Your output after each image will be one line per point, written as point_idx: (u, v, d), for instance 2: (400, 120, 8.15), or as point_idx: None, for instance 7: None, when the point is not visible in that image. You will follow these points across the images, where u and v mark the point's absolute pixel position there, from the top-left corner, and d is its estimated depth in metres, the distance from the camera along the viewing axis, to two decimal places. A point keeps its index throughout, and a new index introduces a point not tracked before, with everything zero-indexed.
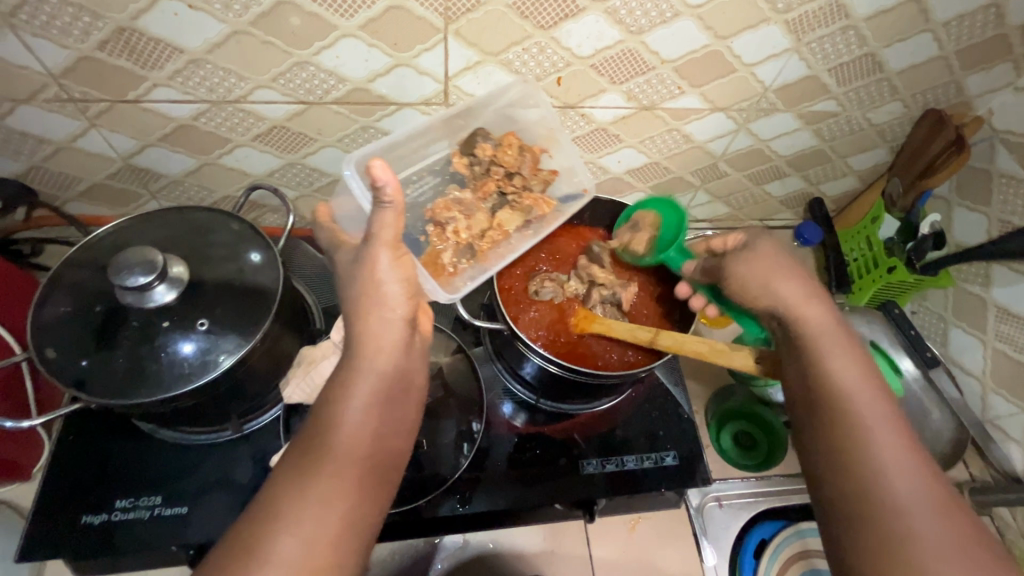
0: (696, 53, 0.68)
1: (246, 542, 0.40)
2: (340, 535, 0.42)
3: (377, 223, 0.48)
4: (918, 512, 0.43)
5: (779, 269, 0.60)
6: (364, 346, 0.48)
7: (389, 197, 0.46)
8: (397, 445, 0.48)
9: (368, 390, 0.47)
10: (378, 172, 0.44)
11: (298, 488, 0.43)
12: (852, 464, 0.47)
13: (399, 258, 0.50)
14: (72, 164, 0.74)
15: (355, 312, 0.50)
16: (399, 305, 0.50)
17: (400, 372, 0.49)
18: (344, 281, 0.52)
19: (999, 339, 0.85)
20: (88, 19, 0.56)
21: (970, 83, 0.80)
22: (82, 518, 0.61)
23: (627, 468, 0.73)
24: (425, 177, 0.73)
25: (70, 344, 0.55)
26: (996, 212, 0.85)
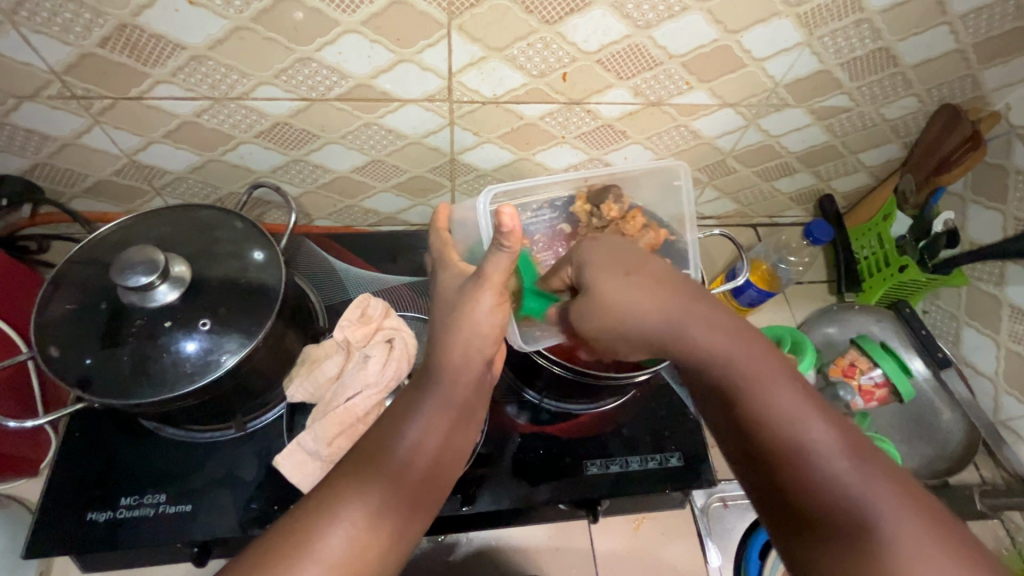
0: (705, 48, 0.67)
1: (297, 539, 0.41)
2: (388, 548, 0.43)
3: (491, 264, 0.47)
4: (881, 514, 0.36)
5: (611, 266, 0.51)
6: (442, 374, 0.49)
7: (508, 243, 0.45)
8: (452, 472, 0.49)
9: (439, 415, 0.48)
10: (506, 219, 0.43)
11: (356, 494, 0.43)
12: (784, 478, 0.39)
13: (501, 305, 0.49)
14: (77, 160, 0.74)
15: (439, 337, 0.50)
16: (484, 344, 0.50)
17: (467, 404, 0.50)
18: (441, 308, 0.51)
19: (1013, 339, 0.84)
20: (89, 16, 0.56)
21: (988, 77, 0.78)
22: (87, 515, 0.61)
23: (631, 469, 0.72)
24: (544, 211, 0.72)
25: (74, 342, 0.56)
26: (1012, 210, 0.83)
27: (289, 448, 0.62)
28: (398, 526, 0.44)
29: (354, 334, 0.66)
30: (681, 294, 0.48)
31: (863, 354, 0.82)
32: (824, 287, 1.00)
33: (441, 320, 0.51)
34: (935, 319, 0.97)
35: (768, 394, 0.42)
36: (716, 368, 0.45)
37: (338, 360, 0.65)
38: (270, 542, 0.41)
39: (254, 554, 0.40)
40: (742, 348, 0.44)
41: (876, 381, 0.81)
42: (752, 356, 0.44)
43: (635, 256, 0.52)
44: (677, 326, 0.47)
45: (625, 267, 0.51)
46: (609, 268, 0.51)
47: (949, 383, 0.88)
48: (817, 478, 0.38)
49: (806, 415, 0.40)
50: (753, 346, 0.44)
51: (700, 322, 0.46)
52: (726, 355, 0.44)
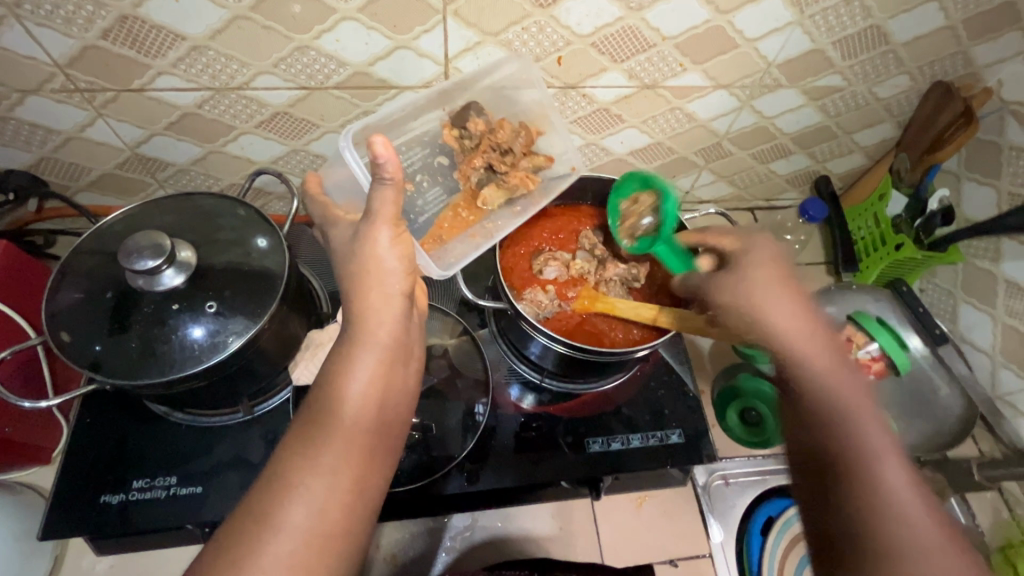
0: (697, 29, 0.68)
1: (259, 512, 0.41)
2: (351, 502, 0.44)
3: (378, 200, 0.47)
4: (909, 507, 0.45)
5: (771, 276, 0.58)
6: (363, 322, 0.48)
7: (389, 174, 0.45)
8: (401, 415, 0.49)
9: (370, 360, 0.47)
10: (378, 148, 0.44)
11: (307, 458, 0.43)
12: (853, 497, 0.47)
13: (400, 237, 0.50)
14: (81, 154, 0.75)
15: (354, 292, 0.49)
16: (397, 282, 0.49)
17: (402, 346, 0.50)
18: (341, 261, 0.51)
19: (1009, 314, 0.84)
20: (91, 8, 0.57)
21: (979, 53, 0.78)
22: (100, 498, 0.63)
23: (632, 447, 0.73)
24: (414, 147, 0.68)
25: (84, 328, 0.57)
26: (1005, 184, 0.84)
27: None
28: (356, 480, 0.44)
29: None
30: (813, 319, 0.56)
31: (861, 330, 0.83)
32: (821, 269, 1.01)
33: (348, 272, 0.50)
34: (933, 297, 0.98)
35: (855, 421, 0.50)
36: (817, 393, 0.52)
37: None
38: (225, 531, 0.41)
39: (214, 545, 0.41)
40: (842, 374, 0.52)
41: (873, 355, 0.81)
42: (847, 387, 0.52)
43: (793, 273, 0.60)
44: (785, 334, 0.55)
45: (786, 286, 0.58)
46: (791, 297, 0.57)
47: (948, 360, 0.90)
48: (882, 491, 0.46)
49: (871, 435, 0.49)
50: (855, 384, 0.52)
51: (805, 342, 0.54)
52: (833, 382, 0.52)
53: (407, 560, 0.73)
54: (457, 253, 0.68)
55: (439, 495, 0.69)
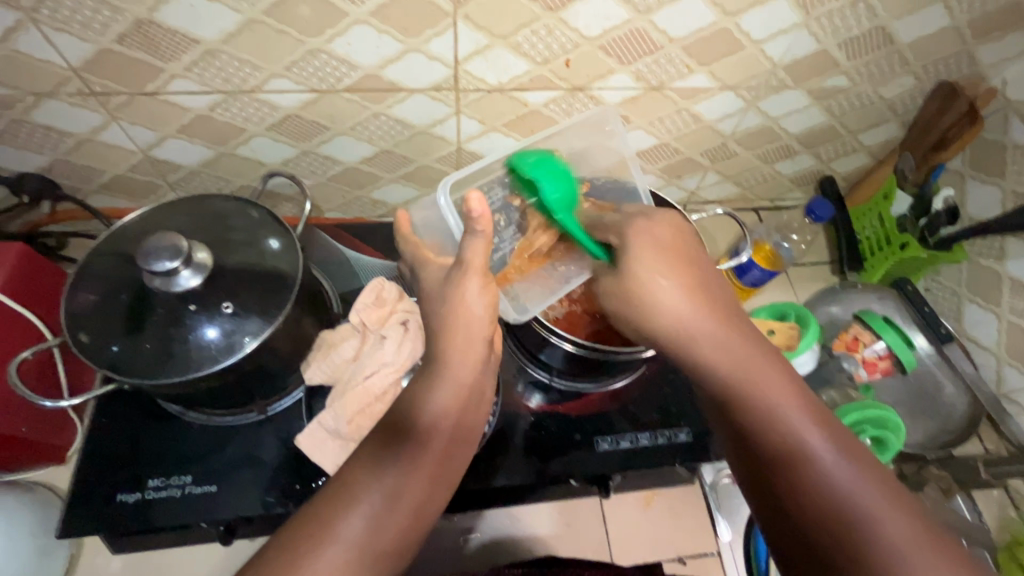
0: (704, 31, 0.69)
1: (322, 524, 0.41)
2: (406, 530, 0.44)
3: (469, 250, 0.49)
4: (848, 487, 0.42)
5: (651, 253, 0.54)
6: (448, 357, 0.49)
7: (480, 227, 0.48)
8: (463, 449, 0.50)
9: (447, 395, 0.48)
10: (474, 204, 0.46)
11: (375, 479, 0.44)
12: (788, 486, 0.44)
13: (489, 287, 0.50)
14: (94, 157, 0.76)
15: (438, 331, 0.50)
16: (481, 329, 0.50)
17: (476, 385, 0.51)
18: (429, 301, 0.52)
19: (1014, 313, 0.85)
20: (107, 12, 0.58)
21: (983, 54, 0.79)
22: (117, 496, 0.63)
23: (641, 445, 0.74)
24: (496, 187, 0.66)
25: (101, 329, 0.58)
26: (1010, 184, 0.84)
27: (308, 428, 0.64)
28: (416, 508, 0.45)
29: (369, 316, 0.67)
30: (697, 286, 0.53)
31: (867, 329, 0.84)
32: (826, 268, 1.02)
33: (435, 312, 0.51)
34: (937, 296, 0.98)
35: (772, 406, 0.46)
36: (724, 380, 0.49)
37: (354, 342, 0.67)
38: (288, 531, 0.42)
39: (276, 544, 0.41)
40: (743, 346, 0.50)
41: (879, 353, 0.83)
42: (748, 365, 0.49)
43: (688, 243, 0.55)
44: (668, 332, 0.53)
45: (670, 262, 0.54)
46: (680, 273, 0.53)
47: (953, 359, 0.89)
48: (816, 476, 0.43)
49: (794, 412, 0.46)
50: (761, 359, 0.49)
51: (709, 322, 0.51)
52: (725, 371, 0.49)
53: (419, 558, 0.73)
54: (534, 295, 0.67)
55: (452, 493, 0.69)
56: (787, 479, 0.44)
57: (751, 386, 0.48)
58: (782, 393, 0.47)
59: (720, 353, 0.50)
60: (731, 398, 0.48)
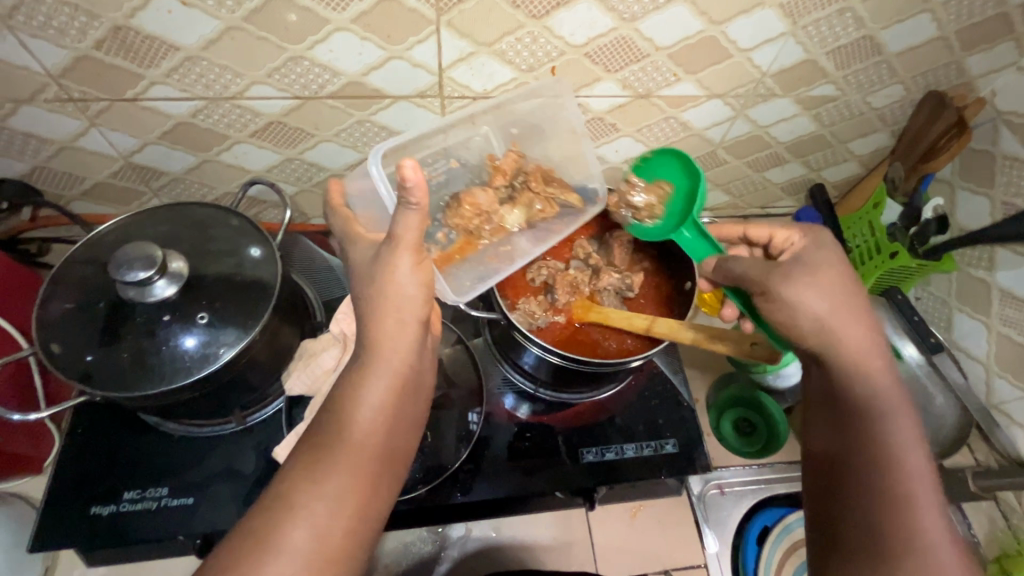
0: (690, 39, 0.68)
1: (259, 531, 0.41)
2: (351, 529, 0.43)
3: (401, 226, 0.46)
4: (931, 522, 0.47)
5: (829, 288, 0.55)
6: (380, 348, 0.47)
7: (414, 200, 0.44)
8: (407, 439, 0.49)
9: (382, 387, 0.47)
10: (408, 171, 0.42)
11: (315, 483, 0.43)
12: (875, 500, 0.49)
13: (421, 264, 0.48)
14: (75, 163, 0.75)
15: (369, 315, 0.48)
16: (414, 309, 0.48)
17: (413, 374, 0.49)
18: (358, 281, 0.50)
19: (1003, 323, 0.84)
20: (84, 18, 0.57)
21: (972, 63, 0.78)
22: (91, 509, 0.62)
23: (626, 457, 0.73)
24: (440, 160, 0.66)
25: (75, 340, 0.57)
26: (999, 194, 0.84)
27: (287, 440, 0.63)
28: (360, 507, 0.44)
29: (350, 327, 0.66)
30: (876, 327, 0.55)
31: None
32: None
33: (364, 294, 0.49)
34: (928, 305, 0.98)
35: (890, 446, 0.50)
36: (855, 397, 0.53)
37: (336, 352, 0.65)
38: (227, 543, 0.41)
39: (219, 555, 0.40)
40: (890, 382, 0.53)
41: None
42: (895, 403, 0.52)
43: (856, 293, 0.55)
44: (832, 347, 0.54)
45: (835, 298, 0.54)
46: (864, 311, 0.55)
47: (942, 368, 0.89)
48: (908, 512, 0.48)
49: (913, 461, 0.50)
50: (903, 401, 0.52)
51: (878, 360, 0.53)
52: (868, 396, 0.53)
53: (401, 570, 0.73)
54: (475, 278, 0.66)
55: (433, 506, 0.68)
56: (882, 504, 0.48)
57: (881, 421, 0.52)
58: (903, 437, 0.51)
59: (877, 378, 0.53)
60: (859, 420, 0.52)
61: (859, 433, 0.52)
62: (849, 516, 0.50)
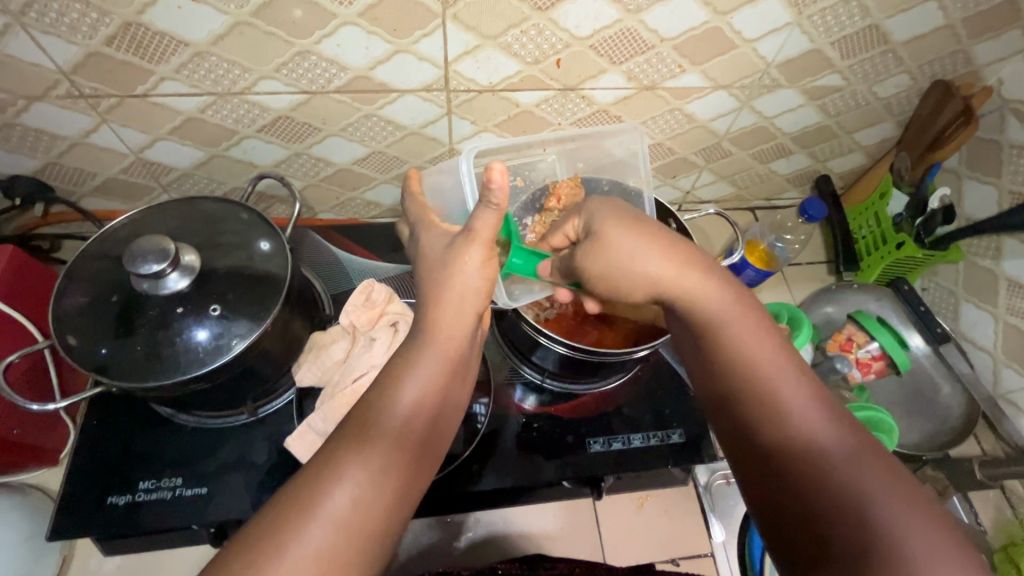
0: (695, 30, 0.68)
1: (303, 497, 0.40)
2: (393, 502, 0.42)
3: (478, 221, 0.47)
4: (863, 484, 0.40)
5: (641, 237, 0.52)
6: (435, 333, 0.48)
7: (496, 201, 0.45)
8: (448, 427, 0.50)
9: (432, 369, 0.47)
10: (495, 176, 0.43)
11: (360, 453, 0.42)
12: (793, 475, 0.42)
13: (489, 260, 0.49)
14: (86, 159, 0.76)
15: (429, 303, 0.49)
16: (474, 301, 0.50)
17: (459, 361, 0.49)
18: (424, 268, 0.51)
19: (1010, 313, 0.84)
20: (95, 15, 0.58)
21: (979, 52, 0.78)
22: (107, 498, 0.63)
23: (632, 446, 0.74)
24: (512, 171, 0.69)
25: (90, 332, 0.58)
26: (1006, 183, 0.84)
27: (298, 430, 0.64)
28: (402, 480, 0.43)
29: (359, 319, 0.67)
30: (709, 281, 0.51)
31: (861, 329, 0.83)
32: (822, 268, 1.01)
33: (430, 282, 0.50)
34: (935, 296, 0.97)
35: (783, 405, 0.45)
36: (741, 364, 0.47)
37: (345, 344, 0.67)
38: (269, 511, 0.40)
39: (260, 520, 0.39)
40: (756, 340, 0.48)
41: (873, 354, 0.83)
42: (746, 367, 0.47)
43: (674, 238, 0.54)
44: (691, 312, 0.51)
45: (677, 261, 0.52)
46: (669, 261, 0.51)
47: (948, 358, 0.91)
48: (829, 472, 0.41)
49: (814, 421, 0.44)
50: (771, 357, 0.47)
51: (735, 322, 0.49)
52: (739, 364, 0.48)
53: (411, 560, 0.73)
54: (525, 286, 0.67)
55: (442, 495, 0.69)
56: (799, 474, 0.42)
57: (768, 384, 0.46)
58: (795, 396, 0.45)
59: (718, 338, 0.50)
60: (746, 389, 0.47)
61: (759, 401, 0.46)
62: (781, 514, 0.42)
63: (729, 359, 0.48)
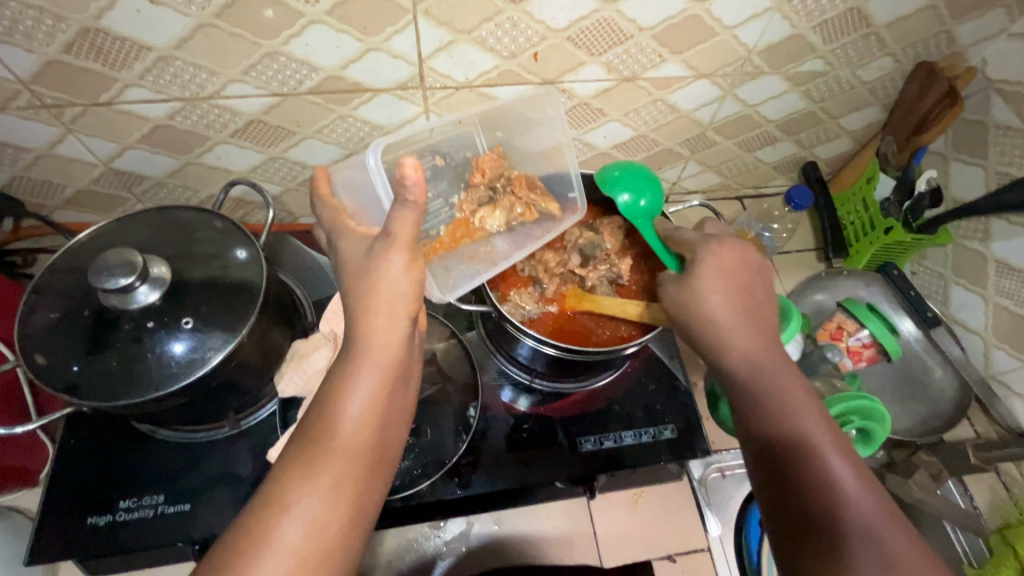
0: (674, 19, 0.67)
1: (254, 531, 0.40)
2: (346, 523, 0.43)
3: (397, 222, 0.45)
4: (855, 497, 0.47)
5: (726, 279, 0.58)
6: (370, 342, 0.46)
7: (412, 197, 0.43)
8: (398, 433, 0.48)
9: (370, 380, 0.46)
10: (408, 170, 0.41)
11: (306, 478, 0.43)
12: (795, 478, 0.49)
13: (415, 261, 0.47)
14: (54, 171, 0.74)
15: (358, 311, 0.46)
16: (405, 303, 0.47)
17: (402, 366, 0.47)
18: (349, 275, 0.48)
19: (1000, 294, 0.84)
20: (51, 21, 0.55)
21: (962, 32, 0.77)
22: (87, 519, 0.62)
23: (624, 444, 0.73)
24: (428, 158, 0.64)
25: (60, 350, 0.56)
26: (993, 164, 0.83)
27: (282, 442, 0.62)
28: (354, 501, 0.43)
29: (341, 325, 0.65)
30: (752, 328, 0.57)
31: (851, 317, 0.83)
32: (812, 255, 1.00)
33: (354, 288, 0.47)
34: (924, 280, 0.96)
35: (796, 415, 0.52)
36: (778, 394, 0.53)
37: (326, 352, 0.65)
38: (223, 545, 0.40)
39: (213, 556, 0.40)
40: (795, 383, 0.54)
41: (864, 342, 0.82)
42: (766, 373, 0.54)
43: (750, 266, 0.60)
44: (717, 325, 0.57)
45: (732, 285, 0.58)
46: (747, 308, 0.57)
47: (939, 340, 0.90)
48: (827, 483, 0.48)
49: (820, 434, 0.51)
50: (786, 368, 0.55)
51: (763, 360, 0.55)
52: (762, 371, 0.55)
53: (403, 567, 0.72)
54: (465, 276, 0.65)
55: (431, 502, 0.68)
56: (803, 476, 0.49)
57: (784, 397, 0.53)
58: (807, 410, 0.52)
59: (748, 342, 0.56)
60: (765, 393, 0.54)
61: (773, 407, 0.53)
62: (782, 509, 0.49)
63: (750, 367, 0.55)
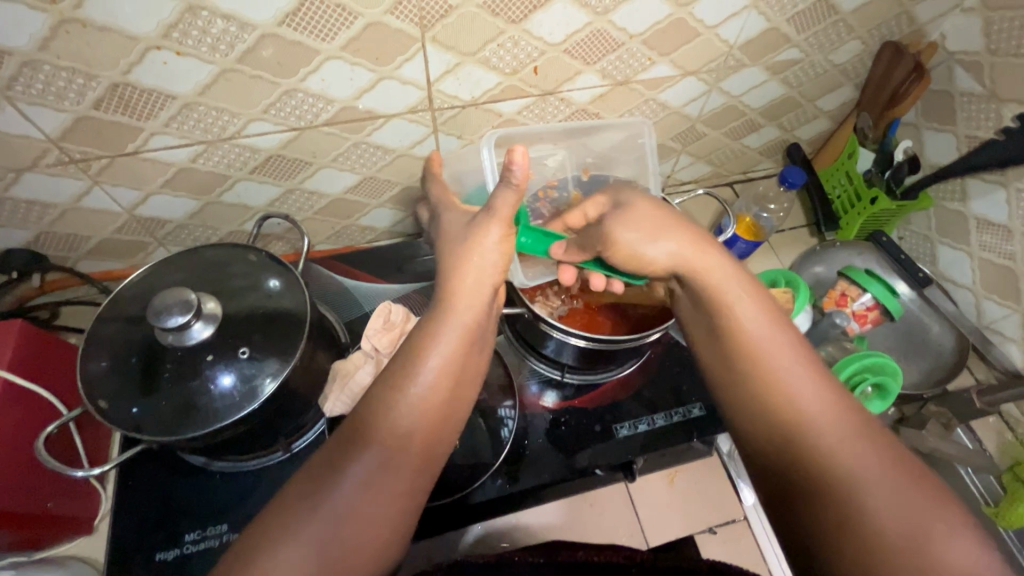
0: (661, 24, 0.72)
1: (328, 461, 0.45)
2: (414, 470, 0.47)
3: (500, 199, 0.53)
4: (855, 459, 0.45)
5: (676, 237, 0.57)
6: (454, 304, 0.52)
7: (517, 180, 0.51)
8: (470, 392, 0.53)
9: (452, 338, 0.51)
10: (517, 156, 0.49)
11: (383, 419, 0.47)
12: (791, 444, 0.48)
13: (507, 237, 0.55)
14: (80, 223, 0.76)
15: (450, 273, 0.54)
16: (490, 272, 0.54)
17: (478, 329, 0.53)
18: (448, 244, 0.57)
19: (983, 249, 0.90)
20: (82, 80, 0.58)
21: (920, 11, 0.83)
22: (156, 555, 0.64)
23: (658, 426, 0.76)
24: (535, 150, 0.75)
25: (119, 393, 0.58)
26: (962, 129, 0.89)
27: None
28: (422, 448, 0.48)
29: (380, 342, 0.69)
30: (766, 310, 0.53)
31: (853, 284, 0.89)
32: (805, 231, 1.06)
33: (451, 253, 0.55)
34: (912, 243, 1.03)
35: (781, 375, 0.50)
36: (766, 363, 0.51)
37: (370, 369, 0.67)
38: (297, 478, 0.46)
39: (292, 488, 0.45)
40: (786, 349, 0.51)
41: (867, 305, 0.88)
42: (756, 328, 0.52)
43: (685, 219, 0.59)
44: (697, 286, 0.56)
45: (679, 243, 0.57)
46: (757, 298, 0.53)
47: (935, 299, 0.94)
48: (827, 446, 0.46)
49: (813, 394, 0.48)
50: (767, 319, 0.53)
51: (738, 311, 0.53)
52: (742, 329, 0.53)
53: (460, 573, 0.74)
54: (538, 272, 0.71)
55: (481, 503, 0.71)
56: (798, 441, 0.47)
57: (771, 358, 0.51)
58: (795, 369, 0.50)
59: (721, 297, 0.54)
60: (745, 352, 0.52)
61: (755, 369, 0.51)
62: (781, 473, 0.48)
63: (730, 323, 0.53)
